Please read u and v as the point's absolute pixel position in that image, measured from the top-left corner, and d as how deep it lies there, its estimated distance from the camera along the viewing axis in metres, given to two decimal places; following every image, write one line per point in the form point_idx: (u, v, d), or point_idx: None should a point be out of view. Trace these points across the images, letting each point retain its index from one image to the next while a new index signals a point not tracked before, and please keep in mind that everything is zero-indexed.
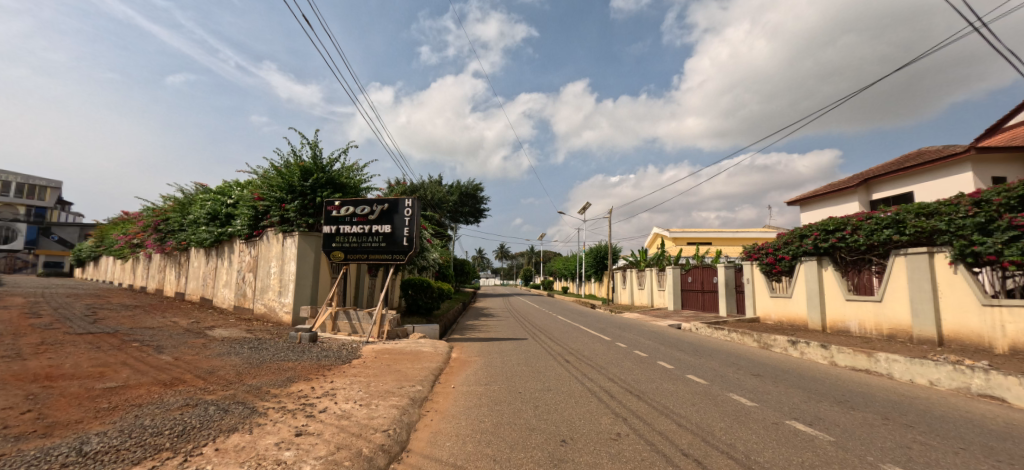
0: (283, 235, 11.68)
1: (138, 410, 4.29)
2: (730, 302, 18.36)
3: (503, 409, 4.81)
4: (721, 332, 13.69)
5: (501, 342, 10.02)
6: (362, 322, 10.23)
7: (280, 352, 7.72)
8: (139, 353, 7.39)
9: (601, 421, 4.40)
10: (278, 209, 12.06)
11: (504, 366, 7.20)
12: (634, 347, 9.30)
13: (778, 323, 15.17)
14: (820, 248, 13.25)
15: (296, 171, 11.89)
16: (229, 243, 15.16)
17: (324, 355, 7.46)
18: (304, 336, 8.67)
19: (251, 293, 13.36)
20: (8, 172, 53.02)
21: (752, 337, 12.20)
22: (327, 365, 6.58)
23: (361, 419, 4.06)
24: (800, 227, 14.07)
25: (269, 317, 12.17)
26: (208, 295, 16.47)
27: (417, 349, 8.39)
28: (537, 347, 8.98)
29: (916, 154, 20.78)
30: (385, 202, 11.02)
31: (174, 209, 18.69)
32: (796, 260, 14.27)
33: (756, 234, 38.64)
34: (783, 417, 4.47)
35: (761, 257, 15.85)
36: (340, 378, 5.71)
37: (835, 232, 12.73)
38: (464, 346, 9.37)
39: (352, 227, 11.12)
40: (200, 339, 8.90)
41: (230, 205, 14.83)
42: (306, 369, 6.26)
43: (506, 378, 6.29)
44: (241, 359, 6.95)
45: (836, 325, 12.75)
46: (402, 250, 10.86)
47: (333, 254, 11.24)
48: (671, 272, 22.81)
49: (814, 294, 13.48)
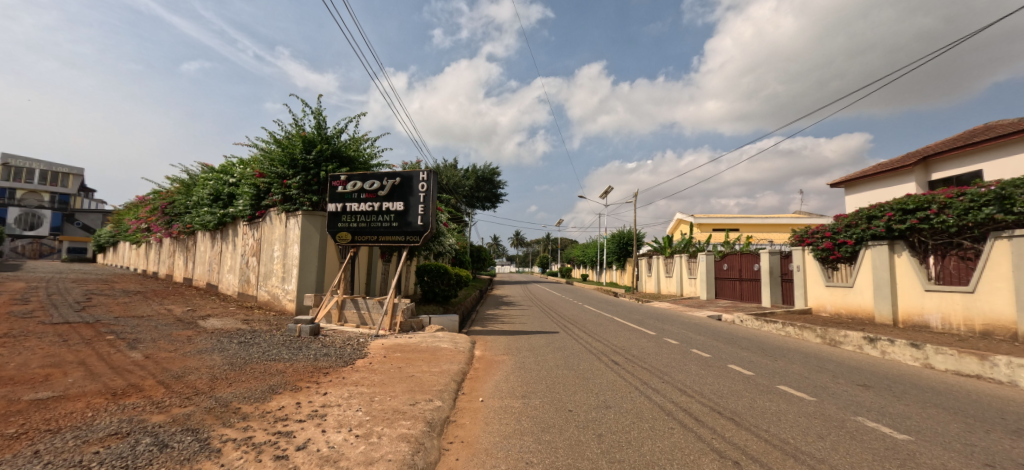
0: (287, 214, 10.64)
1: (44, 441, 3.04)
2: (774, 292, 16.69)
3: (554, 440, 3.47)
4: (774, 325, 12.18)
5: (530, 336, 8.77)
6: (372, 312, 9.00)
7: (272, 348, 6.51)
8: (108, 347, 6.23)
9: (704, 466, 3.03)
10: (279, 186, 10.86)
11: (541, 369, 5.88)
12: (688, 344, 7.88)
13: (834, 315, 13.60)
14: (894, 231, 11.54)
15: (297, 142, 10.58)
16: (232, 225, 14.14)
17: (324, 353, 6.20)
18: (305, 329, 7.52)
19: (254, 280, 12.32)
20: (31, 158, 52.90)
21: (815, 333, 10.66)
22: (324, 368, 5.29)
23: (354, 466, 2.75)
24: (867, 207, 12.31)
25: (272, 305, 11.11)
26: (213, 280, 15.54)
27: (435, 346, 7.11)
28: (575, 344, 7.64)
29: (984, 128, 18.66)
30: (397, 176, 9.64)
31: (179, 191, 17.71)
32: (860, 244, 12.59)
33: (787, 219, 36.69)
34: (974, 466, 3.07)
35: (816, 241, 14.20)
36: (336, 388, 4.42)
37: (916, 211, 10.93)
38: (488, 341, 8.06)
39: (360, 204, 9.85)
40: (189, 330, 7.78)
41: (232, 185, 13.66)
42: (298, 374, 5.03)
43: (547, 388, 4.96)
44: (222, 358, 5.74)
45: (912, 319, 11.17)
46: (416, 231, 9.52)
47: (339, 235, 9.99)
48: (705, 259, 21.08)
49: (883, 284, 11.85)
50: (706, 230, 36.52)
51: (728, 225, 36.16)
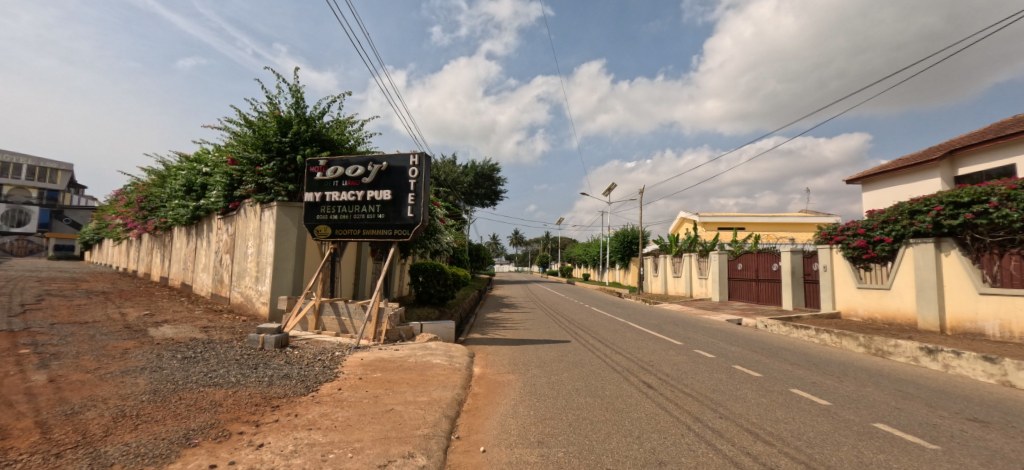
0: (261, 206, 9.41)
1: None
2: (796, 294, 15.48)
3: None
4: (806, 332, 10.95)
5: (536, 346, 7.53)
6: (354, 318, 7.75)
7: (222, 365, 5.23)
8: (12, 366, 4.94)
9: None
10: (252, 174, 9.59)
11: (558, 396, 4.64)
12: (727, 359, 6.63)
13: (867, 319, 12.41)
14: (943, 227, 10.35)
15: (271, 122, 9.29)
16: (206, 219, 12.85)
17: (285, 373, 4.94)
18: (270, 340, 6.25)
19: (227, 280, 11.05)
20: (18, 154, 51.42)
21: (858, 342, 9.41)
22: (276, 399, 4.02)
23: None
24: (909, 201, 11.10)
25: (245, 309, 9.84)
26: (187, 280, 14.24)
27: (425, 362, 5.87)
28: (593, 359, 6.40)
29: (1016, 118, 17.38)
30: (383, 161, 8.36)
31: (153, 183, 16.35)
32: (900, 242, 11.39)
33: (794, 218, 35.51)
34: None
35: (846, 239, 13.00)
36: (281, 436, 3.14)
37: (970, 205, 9.72)
38: (490, 355, 6.82)
39: (341, 194, 8.58)
40: (130, 341, 6.48)
41: (204, 174, 12.36)
42: (237, 409, 3.75)
43: (572, 430, 3.69)
44: (149, 382, 4.46)
45: (963, 326, 9.97)
46: (405, 224, 8.25)
47: (318, 229, 8.72)
48: (718, 258, 19.87)
49: (928, 286, 10.64)
50: (712, 228, 35.33)
51: (733, 224, 34.99)
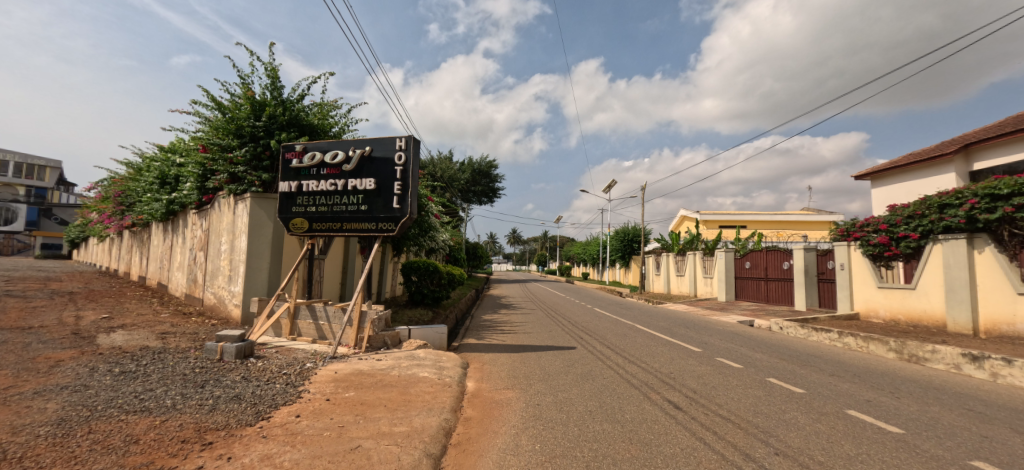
0: (234, 198, 8.53)
1: None
2: (810, 294, 14.68)
3: None
4: (828, 335, 10.14)
5: (538, 355, 6.66)
6: (333, 322, 6.88)
7: (164, 382, 4.36)
8: None
9: None
10: (224, 162, 8.71)
11: (570, 421, 3.78)
12: (759, 370, 5.79)
13: (890, 321, 11.63)
14: (977, 222, 9.56)
15: (244, 105, 8.41)
16: (182, 214, 11.95)
17: (236, 394, 4.06)
18: (230, 350, 5.38)
19: (201, 279, 10.15)
20: (5, 150, 50.29)
21: (890, 347, 8.59)
22: (212, 433, 3.14)
23: None
24: (938, 195, 10.31)
25: (218, 311, 8.95)
26: (163, 279, 13.31)
27: (411, 375, 5.00)
28: (605, 371, 5.53)
29: None
30: (366, 145, 7.48)
31: (130, 177, 15.42)
32: (927, 239, 10.60)
33: (796, 216, 34.80)
34: None
35: (866, 236, 12.21)
36: None
37: (1009, 197, 8.92)
38: (486, 366, 5.95)
39: (320, 183, 7.71)
40: (69, 351, 5.58)
41: (178, 165, 11.46)
42: (153, 449, 2.87)
43: None
44: (60, 408, 3.57)
45: (999, 329, 9.18)
46: (390, 216, 7.38)
47: (294, 222, 7.85)
48: (724, 257, 19.05)
49: (959, 285, 9.85)
50: (714, 226, 34.57)
51: (734, 222, 34.29)
